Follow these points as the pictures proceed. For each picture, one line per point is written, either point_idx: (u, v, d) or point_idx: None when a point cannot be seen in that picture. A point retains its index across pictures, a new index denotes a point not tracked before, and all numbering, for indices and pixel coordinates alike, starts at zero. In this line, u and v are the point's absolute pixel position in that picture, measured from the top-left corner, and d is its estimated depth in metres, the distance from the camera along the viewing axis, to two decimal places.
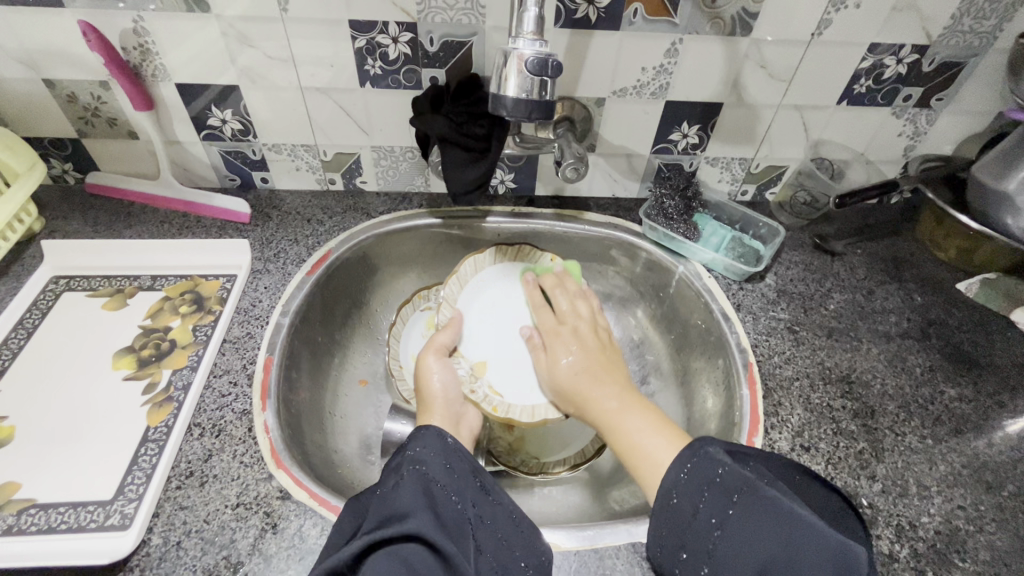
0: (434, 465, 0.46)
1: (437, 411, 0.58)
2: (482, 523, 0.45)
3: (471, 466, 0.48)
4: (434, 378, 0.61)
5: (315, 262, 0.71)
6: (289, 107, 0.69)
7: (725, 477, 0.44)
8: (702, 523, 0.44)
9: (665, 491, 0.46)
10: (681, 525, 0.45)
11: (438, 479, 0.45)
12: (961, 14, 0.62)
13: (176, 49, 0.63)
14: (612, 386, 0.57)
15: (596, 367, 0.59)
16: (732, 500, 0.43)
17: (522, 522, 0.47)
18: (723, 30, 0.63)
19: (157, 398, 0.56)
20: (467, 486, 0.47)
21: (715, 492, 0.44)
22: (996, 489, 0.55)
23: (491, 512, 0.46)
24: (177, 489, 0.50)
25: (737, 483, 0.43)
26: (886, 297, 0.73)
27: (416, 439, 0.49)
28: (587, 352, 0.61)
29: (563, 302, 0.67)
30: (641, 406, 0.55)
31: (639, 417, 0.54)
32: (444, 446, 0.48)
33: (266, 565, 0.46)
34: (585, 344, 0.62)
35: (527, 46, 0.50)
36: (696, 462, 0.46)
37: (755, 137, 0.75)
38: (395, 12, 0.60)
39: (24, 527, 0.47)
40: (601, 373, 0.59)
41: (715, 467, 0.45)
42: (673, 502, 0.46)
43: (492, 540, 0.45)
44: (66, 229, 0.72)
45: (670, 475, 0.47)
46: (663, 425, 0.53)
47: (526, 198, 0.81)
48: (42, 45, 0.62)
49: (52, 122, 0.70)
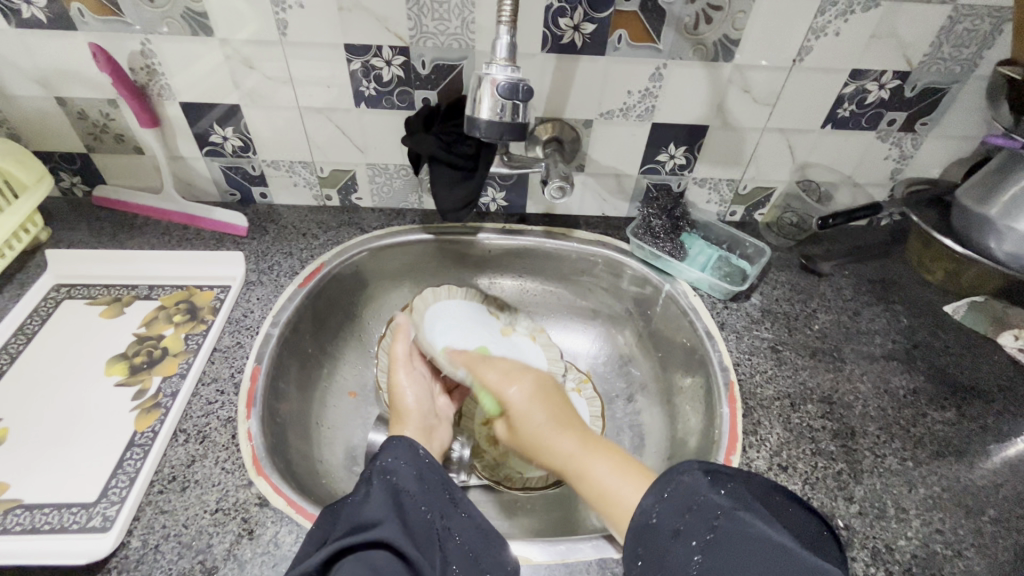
0: (404, 475, 0.47)
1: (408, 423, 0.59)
2: (450, 535, 0.46)
3: (444, 479, 0.48)
4: (408, 396, 0.61)
5: (308, 275, 0.73)
6: (288, 126, 0.72)
7: (706, 498, 0.45)
8: (682, 547, 0.43)
9: (646, 510, 0.47)
10: (656, 550, 0.44)
11: (410, 491, 0.46)
12: (940, 42, 0.64)
13: (182, 71, 0.66)
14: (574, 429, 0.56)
15: (554, 410, 0.57)
16: (712, 524, 0.43)
17: (491, 538, 0.47)
18: (706, 56, 0.65)
19: (146, 404, 0.58)
20: (436, 497, 0.47)
21: (695, 517, 0.44)
22: (976, 513, 0.54)
23: (460, 524, 0.46)
24: (159, 494, 0.51)
25: (713, 507, 0.44)
26: (872, 318, 0.73)
27: (386, 450, 0.49)
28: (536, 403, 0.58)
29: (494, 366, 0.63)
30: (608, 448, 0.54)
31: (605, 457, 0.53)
32: (414, 456, 0.49)
33: (240, 571, 0.47)
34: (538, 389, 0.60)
35: (500, 72, 0.51)
36: (677, 488, 0.46)
37: (741, 159, 0.76)
38: (389, 36, 0.63)
39: (8, 527, 0.48)
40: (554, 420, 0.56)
41: (694, 492, 0.45)
42: (651, 523, 0.46)
43: (461, 553, 0.45)
44: (71, 240, 0.75)
45: (647, 499, 0.47)
46: (630, 466, 0.52)
47: (517, 216, 0.83)
48: (56, 66, 0.65)
49: (62, 138, 0.73)
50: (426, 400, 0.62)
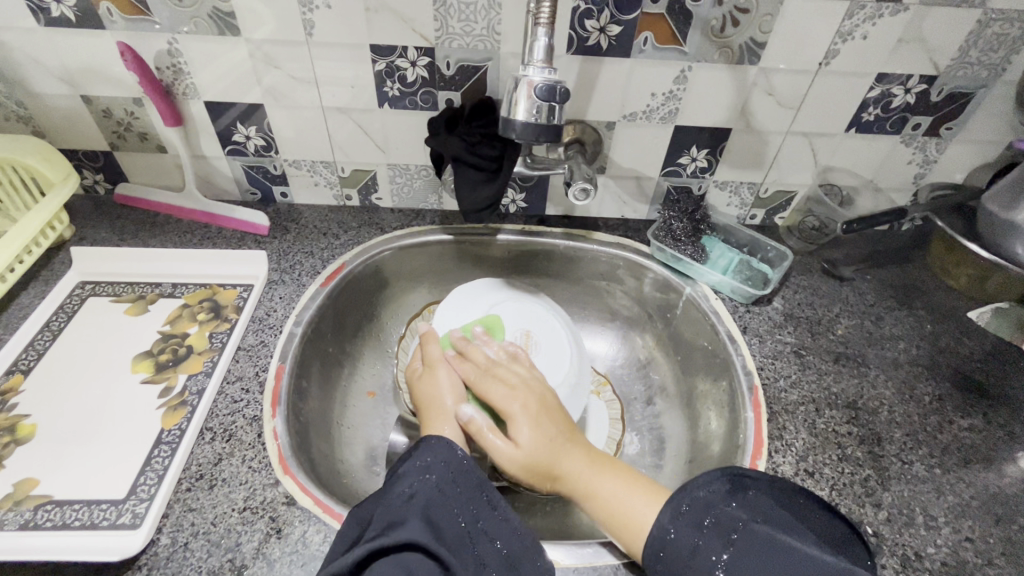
0: (440, 474, 0.47)
1: (447, 420, 0.55)
2: (486, 538, 0.45)
3: (480, 481, 0.47)
4: (444, 392, 0.57)
5: (329, 274, 0.73)
6: (311, 125, 0.72)
7: (721, 517, 0.46)
8: (700, 560, 0.44)
9: (664, 525, 0.47)
10: (677, 561, 0.45)
11: (446, 490, 0.46)
12: (968, 46, 0.63)
13: (209, 69, 0.66)
14: (574, 455, 0.54)
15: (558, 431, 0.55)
16: (730, 538, 0.44)
17: (529, 542, 0.46)
18: (731, 59, 0.65)
19: (172, 402, 0.58)
20: (470, 500, 0.46)
21: (712, 532, 0.45)
22: (1006, 522, 0.54)
23: (495, 527, 0.46)
24: (187, 492, 0.51)
25: (730, 523, 0.45)
26: (895, 323, 0.72)
27: (426, 449, 0.49)
28: (548, 417, 0.56)
29: (509, 375, 0.59)
30: (608, 467, 0.54)
31: (609, 476, 0.53)
32: (450, 457, 0.48)
33: (269, 569, 0.47)
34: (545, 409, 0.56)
35: (537, 74, 0.52)
36: (692, 502, 0.48)
37: (764, 162, 0.76)
38: (414, 37, 0.63)
39: (39, 522, 0.48)
40: (566, 436, 0.55)
41: (711, 508, 0.47)
42: (669, 537, 0.46)
43: (499, 556, 0.45)
44: (95, 237, 0.75)
45: (664, 516, 0.48)
46: (635, 480, 0.53)
47: (537, 217, 0.83)
48: (83, 64, 0.66)
49: (86, 136, 0.73)
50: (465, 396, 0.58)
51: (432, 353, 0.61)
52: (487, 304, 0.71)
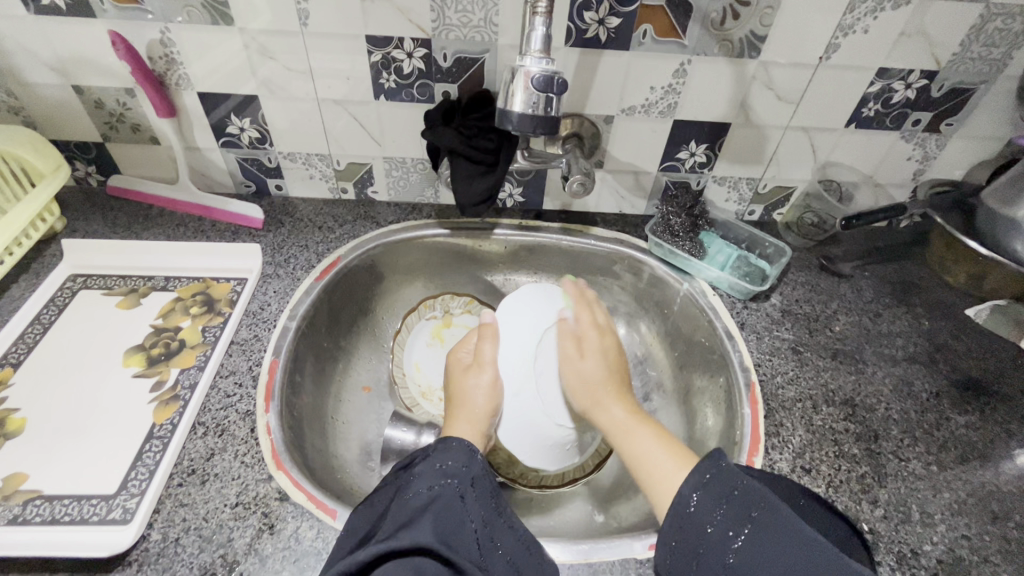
0: (461, 477, 0.47)
1: (464, 422, 0.57)
2: (493, 545, 0.44)
3: (493, 486, 0.48)
4: (477, 396, 0.59)
5: (324, 268, 0.72)
6: (306, 117, 0.71)
7: (745, 490, 0.43)
8: (719, 536, 0.42)
9: (684, 496, 0.45)
10: (692, 537, 0.43)
11: (466, 496, 0.45)
12: (970, 41, 0.63)
13: (202, 59, 0.65)
14: (625, 405, 0.57)
15: (614, 380, 0.59)
16: (750, 515, 0.42)
17: (531, 546, 0.46)
18: (731, 52, 0.64)
19: (164, 397, 0.57)
20: (481, 504, 0.46)
21: (734, 506, 0.42)
22: (1002, 520, 0.54)
23: (505, 537, 0.46)
24: (179, 487, 0.51)
25: (753, 500, 0.42)
26: (893, 320, 0.72)
27: (448, 451, 0.49)
28: (614, 361, 0.61)
29: (600, 316, 0.65)
30: (653, 425, 0.55)
31: (648, 430, 0.54)
32: (473, 463, 0.48)
33: (261, 565, 0.46)
34: (609, 358, 0.60)
35: (534, 64, 0.51)
36: (718, 474, 0.45)
37: (763, 158, 0.75)
38: (411, 28, 0.62)
39: (29, 517, 0.48)
40: (620, 387, 0.59)
41: (735, 481, 0.44)
42: (689, 510, 0.44)
43: (505, 564, 0.44)
44: (86, 230, 0.74)
45: (687, 484, 0.45)
46: (676, 447, 0.52)
47: (534, 212, 0.82)
48: (73, 54, 0.65)
49: (78, 127, 0.72)
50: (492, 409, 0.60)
51: (486, 353, 0.62)
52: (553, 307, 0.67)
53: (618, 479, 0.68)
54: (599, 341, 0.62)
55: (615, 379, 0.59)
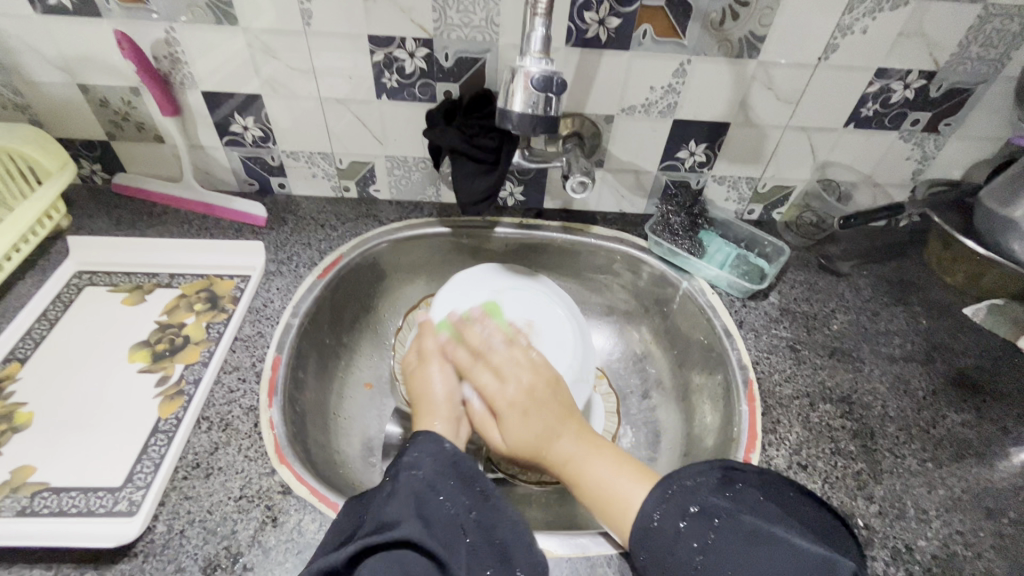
0: (428, 469, 0.47)
1: (435, 416, 0.56)
2: (478, 529, 0.45)
3: (471, 471, 0.48)
4: (436, 386, 0.59)
5: (326, 266, 0.73)
6: (309, 116, 0.72)
7: (704, 504, 0.45)
8: (685, 548, 0.43)
9: (647, 511, 0.47)
10: (661, 548, 0.44)
11: (438, 486, 0.46)
12: (968, 42, 0.63)
13: (207, 59, 0.66)
14: (565, 436, 0.55)
15: (542, 419, 0.56)
16: (712, 523, 0.44)
17: (520, 530, 0.45)
18: (730, 52, 0.64)
19: (169, 391, 0.58)
20: (462, 490, 0.46)
21: (696, 518, 0.44)
22: (996, 516, 0.54)
23: (490, 517, 0.46)
24: (183, 480, 0.51)
25: (714, 510, 0.44)
26: (891, 319, 0.73)
27: (414, 445, 0.49)
28: (533, 402, 0.57)
29: (498, 359, 0.60)
30: (598, 451, 0.54)
31: (599, 459, 0.53)
32: (440, 452, 0.49)
33: (265, 557, 0.47)
34: (528, 402, 0.57)
35: (534, 64, 0.52)
36: (679, 490, 0.47)
37: (762, 157, 0.76)
38: (413, 28, 0.63)
39: (37, 509, 0.49)
40: (552, 422, 0.56)
41: (694, 496, 0.46)
42: (653, 523, 0.46)
43: (491, 546, 0.44)
44: (92, 227, 0.75)
45: (649, 503, 0.47)
46: (624, 465, 0.52)
47: (535, 211, 0.83)
48: (80, 53, 0.65)
49: (83, 125, 0.73)
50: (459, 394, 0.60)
51: (428, 346, 0.63)
52: (491, 288, 0.73)
53: None
54: (508, 397, 0.57)
55: (543, 418, 0.56)
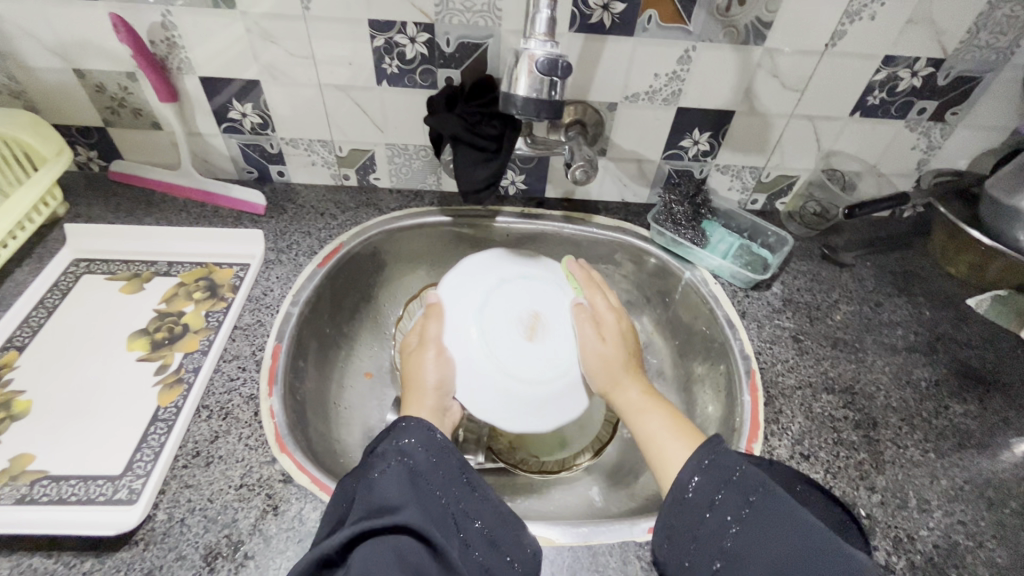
0: (419, 457, 0.46)
1: (423, 406, 0.56)
2: (467, 518, 0.46)
3: (460, 462, 0.48)
4: (430, 373, 0.57)
5: (326, 255, 0.72)
6: (308, 103, 0.71)
7: (743, 476, 0.44)
8: (717, 521, 0.43)
9: (681, 484, 0.45)
10: (691, 521, 0.44)
11: (429, 476, 0.46)
12: (978, 29, 0.62)
13: (204, 44, 0.65)
14: (645, 381, 0.59)
15: (633, 360, 0.60)
16: (749, 499, 0.42)
17: (508, 518, 0.47)
18: (736, 39, 0.63)
19: (168, 379, 0.58)
20: (453, 481, 0.47)
21: (732, 491, 0.43)
22: (998, 506, 0.54)
23: (478, 507, 0.47)
24: (183, 468, 0.51)
25: (752, 485, 0.43)
26: (894, 309, 0.72)
27: (401, 431, 0.48)
28: (632, 347, 0.62)
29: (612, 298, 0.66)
30: (668, 405, 0.57)
31: (660, 411, 0.55)
32: (429, 441, 0.48)
33: (266, 545, 0.47)
34: (628, 343, 0.62)
35: (538, 47, 0.51)
36: (713, 461, 0.45)
37: (766, 146, 0.75)
38: (414, 13, 0.62)
39: (36, 497, 0.49)
40: (640, 368, 0.61)
41: (735, 465, 0.44)
42: (687, 496, 0.45)
43: (478, 534, 0.46)
44: (89, 215, 0.74)
45: (685, 472, 0.46)
46: (683, 424, 0.53)
47: (536, 200, 0.82)
48: (75, 38, 0.64)
49: (79, 111, 0.72)
50: (448, 385, 0.58)
51: (430, 332, 0.60)
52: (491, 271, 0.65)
53: (617, 464, 0.69)
54: (621, 326, 0.62)
55: (634, 359, 0.61)
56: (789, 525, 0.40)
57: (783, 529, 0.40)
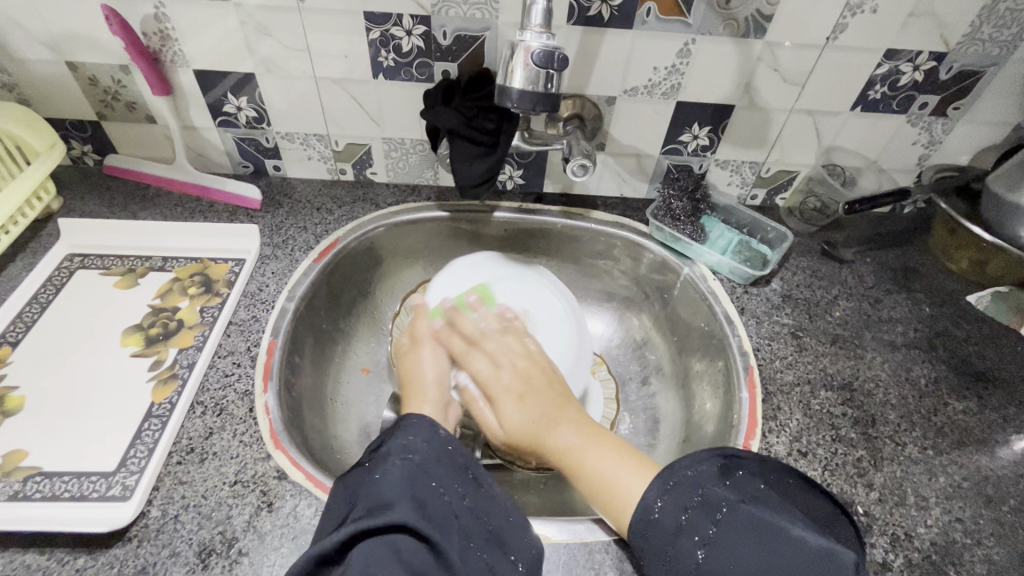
0: (423, 454, 0.46)
1: (426, 400, 0.56)
2: (472, 515, 0.45)
3: (465, 459, 0.48)
4: (426, 369, 0.59)
5: (322, 250, 0.72)
6: (304, 97, 0.70)
7: (707, 494, 0.44)
8: (686, 540, 0.43)
9: (648, 505, 0.46)
10: (659, 543, 0.44)
11: (433, 472, 0.45)
12: (981, 22, 0.61)
13: (198, 37, 0.64)
14: (566, 421, 0.55)
15: (542, 406, 0.56)
16: (715, 518, 0.43)
17: (513, 516, 0.46)
18: (736, 32, 0.63)
19: (163, 375, 0.57)
20: (456, 477, 0.46)
21: (698, 511, 0.44)
22: (996, 503, 0.54)
23: (480, 504, 0.46)
24: (177, 465, 0.51)
25: (717, 502, 0.44)
26: (894, 306, 0.72)
27: (406, 430, 0.48)
28: (533, 391, 0.57)
29: (494, 345, 0.61)
30: (600, 438, 0.54)
31: (598, 449, 0.52)
32: (433, 436, 0.48)
33: (260, 542, 0.47)
34: (526, 391, 0.57)
35: (534, 39, 0.50)
36: (679, 480, 0.46)
37: (766, 141, 0.74)
38: (410, 5, 0.61)
39: (29, 493, 0.48)
40: (553, 406, 0.56)
41: (698, 486, 0.45)
42: (653, 516, 0.45)
43: (482, 531, 0.44)
44: (84, 209, 0.74)
45: (651, 492, 0.46)
46: (626, 454, 0.52)
47: (535, 195, 0.81)
48: (67, 30, 0.63)
49: (72, 105, 0.71)
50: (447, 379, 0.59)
51: (420, 328, 0.63)
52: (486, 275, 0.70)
53: None
54: (507, 381, 0.57)
55: (542, 405, 0.56)
56: (758, 539, 0.41)
57: (752, 543, 0.41)
